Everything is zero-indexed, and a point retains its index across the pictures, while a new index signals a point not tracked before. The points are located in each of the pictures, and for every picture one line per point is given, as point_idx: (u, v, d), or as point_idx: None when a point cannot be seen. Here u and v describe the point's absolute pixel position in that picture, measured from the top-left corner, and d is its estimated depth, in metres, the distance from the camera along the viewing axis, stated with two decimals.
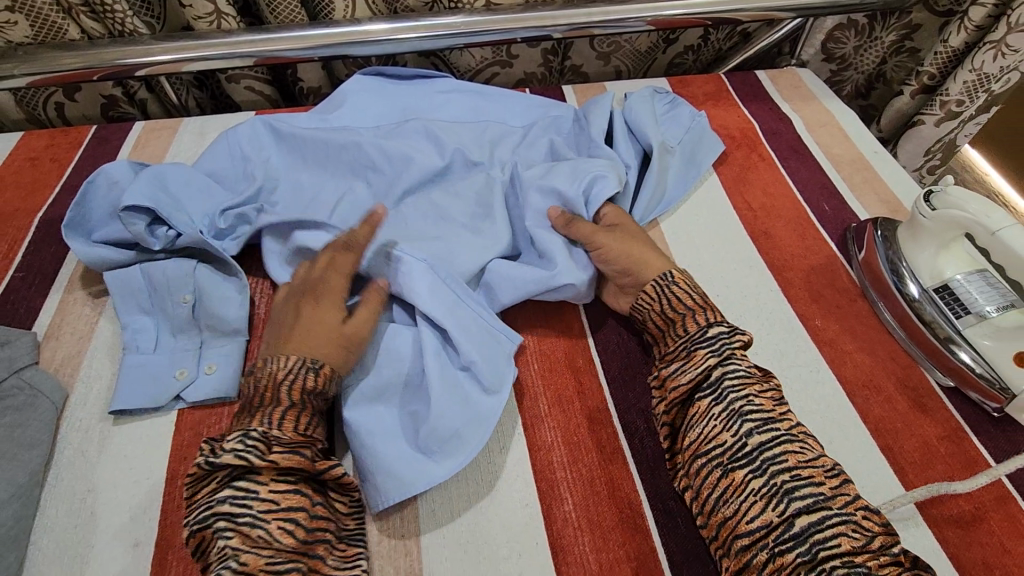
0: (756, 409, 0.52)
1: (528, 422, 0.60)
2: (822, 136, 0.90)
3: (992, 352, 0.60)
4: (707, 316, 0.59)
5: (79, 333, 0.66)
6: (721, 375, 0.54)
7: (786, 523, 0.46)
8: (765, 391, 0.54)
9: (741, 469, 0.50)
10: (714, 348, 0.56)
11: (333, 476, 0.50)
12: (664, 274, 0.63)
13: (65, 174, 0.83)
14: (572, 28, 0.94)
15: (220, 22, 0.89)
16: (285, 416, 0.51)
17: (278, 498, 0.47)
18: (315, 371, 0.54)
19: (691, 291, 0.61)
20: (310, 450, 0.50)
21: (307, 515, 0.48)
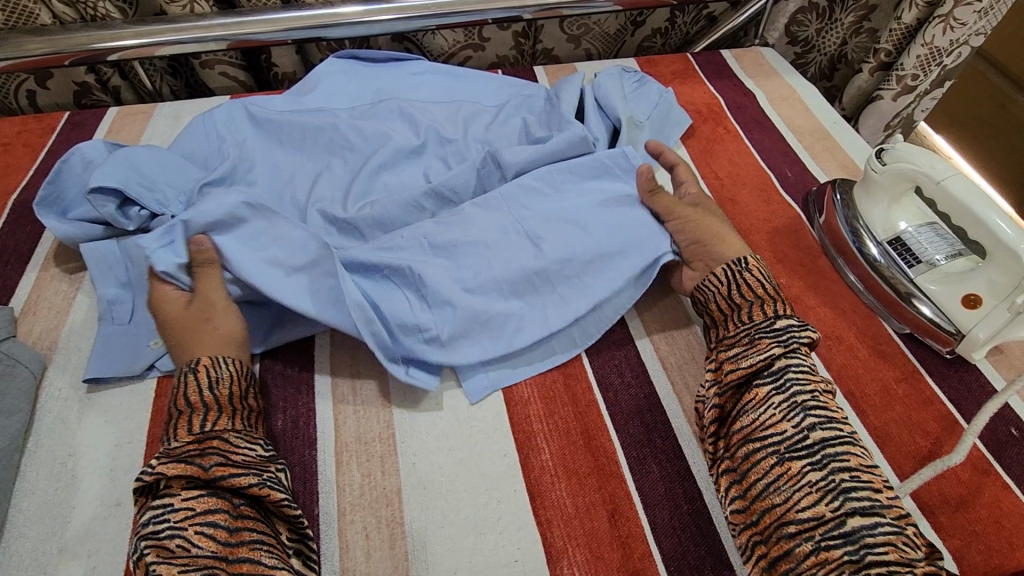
0: (820, 406, 0.51)
1: (505, 378, 0.61)
2: (784, 110, 0.93)
3: (943, 298, 0.63)
4: (774, 306, 0.57)
5: (57, 307, 0.66)
6: (786, 365, 0.53)
7: (837, 520, 0.45)
8: (830, 390, 0.53)
9: (800, 460, 0.48)
10: (780, 339, 0.54)
11: (241, 482, 0.47)
12: (739, 259, 0.61)
13: (39, 158, 0.83)
14: (541, 9, 0.96)
15: (193, 6, 0.90)
16: (177, 428, 0.49)
17: (192, 504, 0.45)
18: (200, 373, 0.52)
19: (763, 279, 0.60)
20: (207, 452, 0.48)
21: (227, 518, 0.46)
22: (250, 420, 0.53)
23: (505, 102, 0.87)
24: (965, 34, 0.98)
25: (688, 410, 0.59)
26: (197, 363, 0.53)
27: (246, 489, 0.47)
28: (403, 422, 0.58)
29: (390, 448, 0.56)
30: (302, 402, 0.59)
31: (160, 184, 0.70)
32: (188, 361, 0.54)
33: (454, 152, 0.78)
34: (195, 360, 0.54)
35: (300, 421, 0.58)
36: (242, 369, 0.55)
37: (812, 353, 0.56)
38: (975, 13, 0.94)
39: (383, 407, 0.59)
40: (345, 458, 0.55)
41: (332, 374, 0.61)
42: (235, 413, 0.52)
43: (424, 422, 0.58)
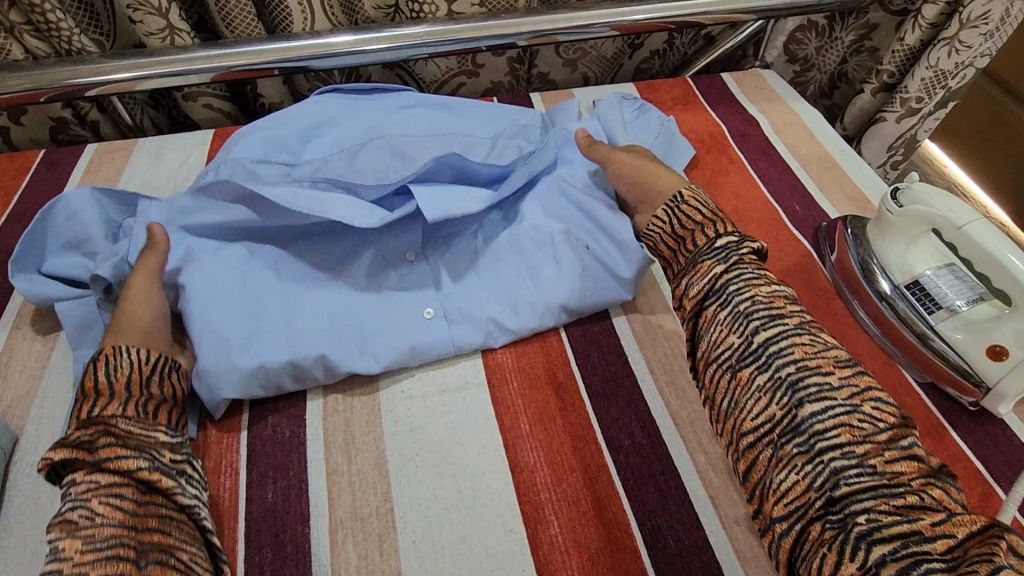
0: (765, 309, 0.52)
1: (509, 441, 0.58)
2: (789, 137, 0.90)
3: (966, 346, 0.60)
4: (717, 226, 0.58)
5: (29, 371, 0.62)
6: (759, 339, 0.50)
7: (788, 414, 0.47)
8: (775, 290, 0.53)
9: (748, 368, 0.50)
10: (717, 256, 0.56)
11: (156, 488, 0.46)
12: (674, 195, 0.62)
13: (12, 202, 0.79)
14: (537, 36, 0.93)
15: (173, 38, 0.86)
16: (83, 410, 0.49)
17: (97, 503, 0.44)
18: (114, 363, 0.52)
19: (699, 204, 0.60)
20: (113, 448, 0.46)
21: (136, 530, 0.43)
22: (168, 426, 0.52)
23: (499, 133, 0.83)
24: (971, 56, 0.96)
25: (704, 472, 0.56)
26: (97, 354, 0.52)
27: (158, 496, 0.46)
28: (402, 494, 0.54)
29: (389, 524, 0.52)
30: (294, 472, 0.56)
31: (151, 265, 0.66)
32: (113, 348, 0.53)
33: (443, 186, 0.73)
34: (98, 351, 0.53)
35: (292, 494, 0.54)
36: (147, 358, 0.53)
37: (759, 262, 0.56)
38: (981, 36, 0.92)
39: (380, 478, 0.55)
40: (340, 537, 0.52)
41: (326, 440, 0.58)
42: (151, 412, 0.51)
43: (423, 492, 0.54)
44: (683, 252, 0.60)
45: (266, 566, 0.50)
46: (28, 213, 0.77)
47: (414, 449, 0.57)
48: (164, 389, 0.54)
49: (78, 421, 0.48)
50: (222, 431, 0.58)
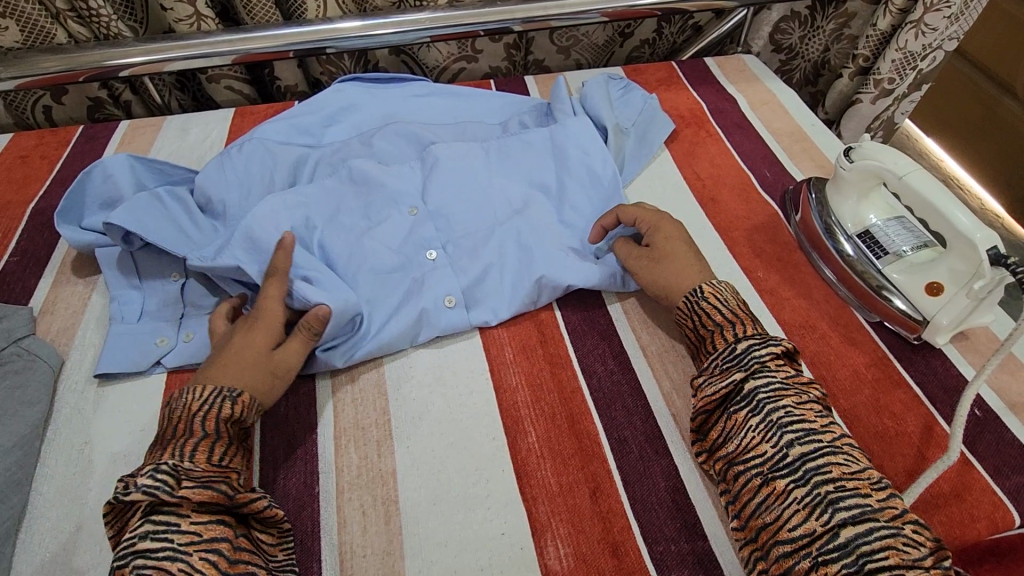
0: (797, 420, 0.52)
1: (495, 366, 0.65)
2: (764, 113, 0.97)
3: (909, 287, 0.66)
4: (737, 329, 0.59)
5: (73, 307, 0.70)
6: (753, 388, 0.55)
7: (830, 533, 0.46)
8: (804, 401, 0.54)
9: (783, 479, 0.50)
10: (741, 363, 0.56)
11: (256, 508, 0.49)
12: (694, 289, 0.63)
13: (56, 169, 0.88)
14: (530, 22, 1.01)
15: (199, 24, 0.95)
16: (197, 451, 0.50)
17: (200, 529, 0.46)
18: (235, 401, 0.54)
19: (721, 303, 0.61)
20: (223, 480, 0.49)
21: (230, 547, 0.47)
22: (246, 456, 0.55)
23: (507, 120, 0.90)
24: (937, 39, 1.02)
25: (668, 394, 0.63)
26: (235, 394, 0.54)
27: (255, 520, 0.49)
28: (398, 408, 0.61)
29: (386, 433, 0.60)
30: (303, 389, 0.63)
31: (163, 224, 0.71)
32: (224, 385, 0.55)
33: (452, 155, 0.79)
34: (236, 388, 0.55)
35: (301, 407, 0.62)
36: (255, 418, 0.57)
37: (783, 367, 0.57)
38: (945, 19, 0.98)
39: (379, 395, 0.63)
40: (344, 441, 0.59)
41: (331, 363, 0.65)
42: (236, 450, 0.54)
43: (417, 407, 0.62)
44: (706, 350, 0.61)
45: (279, 464, 0.58)
46: (70, 178, 0.86)
47: (409, 371, 0.64)
48: (246, 443, 0.57)
49: (204, 460, 0.50)
50: None
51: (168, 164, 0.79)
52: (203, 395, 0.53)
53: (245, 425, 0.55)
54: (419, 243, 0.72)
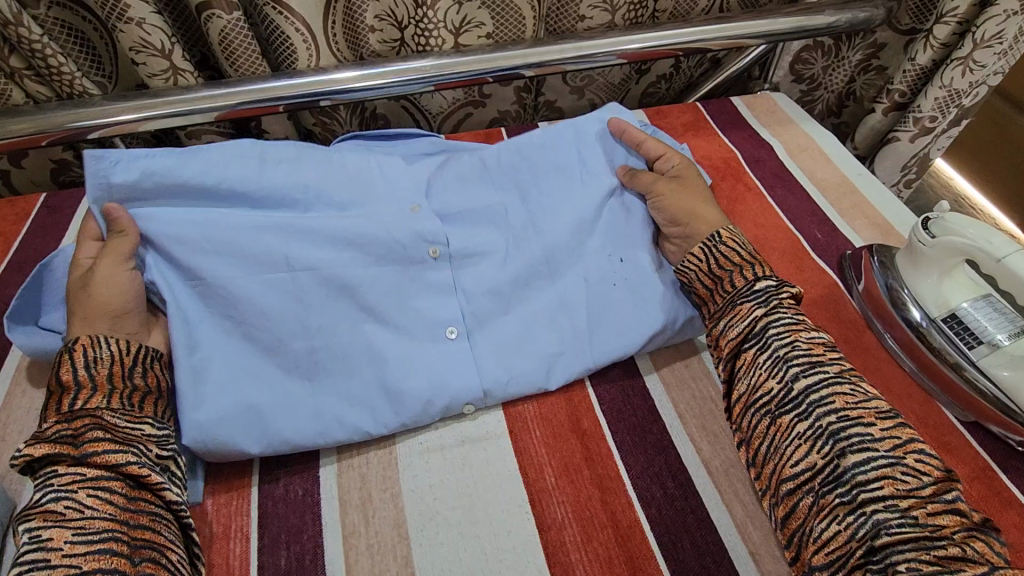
0: (805, 354, 0.53)
1: (535, 497, 0.54)
2: (805, 162, 0.89)
3: (1014, 386, 0.57)
4: (755, 269, 0.60)
5: (29, 432, 0.60)
6: (765, 325, 0.56)
7: (830, 464, 0.47)
8: (814, 337, 0.55)
9: (789, 414, 0.51)
10: (760, 300, 0.58)
11: (118, 457, 0.47)
12: (710, 234, 0.65)
13: (13, 249, 0.77)
14: (542, 65, 0.92)
15: (176, 78, 0.84)
16: (50, 406, 0.49)
17: (75, 477, 0.46)
18: (73, 352, 0.51)
19: (737, 246, 0.62)
20: (84, 427, 0.48)
21: (123, 487, 0.47)
22: (137, 396, 0.52)
23: None
24: (984, 75, 0.95)
25: (743, 525, 0.53)
26: (75, 343, 0.52)
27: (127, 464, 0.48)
28: (423, 557, 0.51)
29: None
30: (307, 535, 0.53)
31: None
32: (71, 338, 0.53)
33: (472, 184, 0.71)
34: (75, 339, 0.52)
35: (306, 559, 0.51)
36: (128, 349, 0.54)
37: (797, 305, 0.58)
38: (995, 55, 0.91)
39: (400, 539, 0.52)
40: None
41: (341, 498, 0.55)
42: (116, 389, 0.51)
43: (445, 554, 0.51)
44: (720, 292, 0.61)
45: None
46: (29, 261, 0.76)
47: (433, 507, 0.54)
48: (148, 379, 0.54)
49: (54, 415, 0.49)
50: (231, 493, 0.56)
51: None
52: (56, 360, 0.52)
53: (121, 368, 0.52)
54: (437, 319, 0.63)
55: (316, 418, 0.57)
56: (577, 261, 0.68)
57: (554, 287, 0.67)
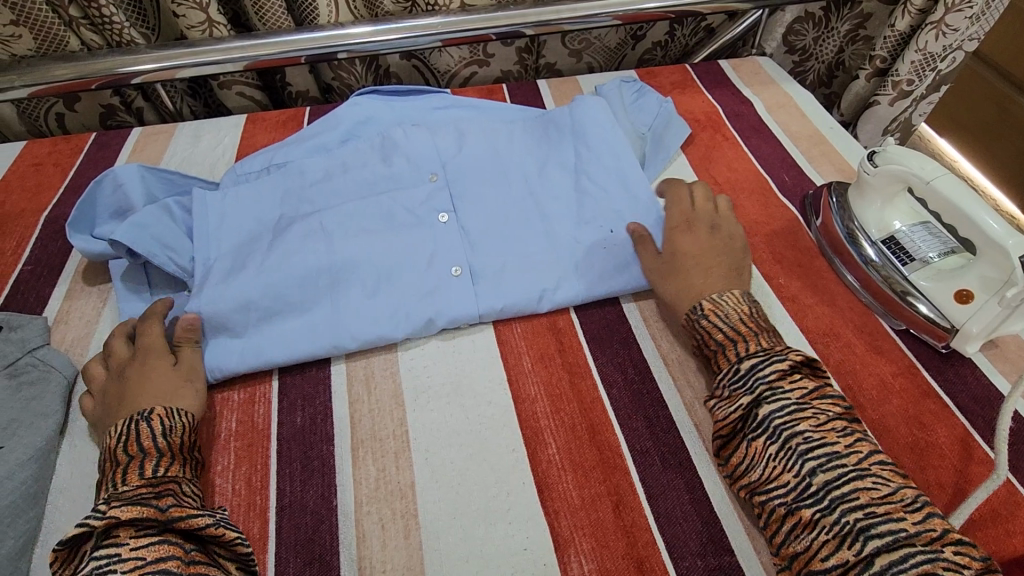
0: (818, 445, 0.49)
1: (513, 377, 0.64)
2: (782, 117, 0.96)
3: (936, 294, 0.64)
4: (740, 347, 0.57)
5: (87, 317, 0.71)
6: (765, 413, 0.52)
7: (863, 563, 0.44)
8: (825, 421, 0.51)
9: (808, 509, 0.48)
10: (747, 385, 0.55)
11: (198, 523, 0.49)
12: (695, 305, 0.63)
13: (69, 176, 0.88)
14: (542, 24, 1.00)
15: (212, 30, 0.94)
16: (127, 473, 0.51)
17: (146, 551, 0.46)
18: (149, 421, 0.55)
19: (719, 321, 0.60)
20: (160, 496, 0.50)
21: (181, 563, 0.46)
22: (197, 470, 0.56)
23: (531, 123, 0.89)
24: (957, 40, 1.01)
25: (690, 405, 0.62)
26: (149, 414, 0.56)
27: (202, 530, 0.49)
28: (414, 419, 0.61)
29: (404, 445, 0.59)
30: (319, 400, 0.63)
31: (182, 246, 0.74)
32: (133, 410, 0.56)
33: (471, 158, 0.84)
34: (148, 410, 0.56)
35: (317, 418, 0.61)
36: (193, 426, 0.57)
37: (799, 383, 0.54)
38: (966, 19, 0.97)
39: (396, 406, 0.62)
40: (361, 453, 0.58)
41: (348, 374, 0.65)
42: (181, 462, 0.54)
43: (433, 418, 0.61)
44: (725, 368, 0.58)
45: (295, 477, 0.57)
46: (83, 186, 0.86)
47: (426, 383, 0.64)
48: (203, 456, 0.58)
49: (136, 479, 0.51)
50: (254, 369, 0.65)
51: (176, 174, 0.80)
52: (121, 428, 0.55)
53: (187, 440, 0.56)
54: (439, 257, 0.74)
55: (333, 328, 0.67)
56: (567, 219, 0.77)
57: (539, 233, 0.76)
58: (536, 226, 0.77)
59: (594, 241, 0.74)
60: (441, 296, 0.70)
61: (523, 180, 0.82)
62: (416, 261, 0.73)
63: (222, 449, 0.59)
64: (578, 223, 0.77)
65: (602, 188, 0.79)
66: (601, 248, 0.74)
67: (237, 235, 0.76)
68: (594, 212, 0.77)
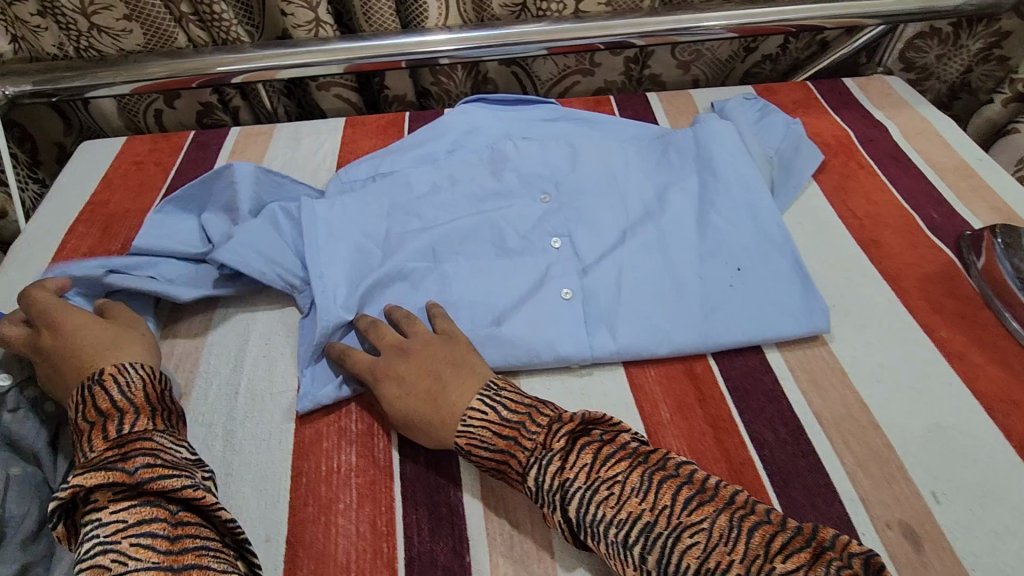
0: (625, 526, 0.46)
1: (652, 428, 0.58)
2: (921, 144, 0.87)
3: None
4: (513, 460, 0.51)
5: (196, 329, 0.69)
6: (572, 513, 0.47)
7: None
8: (592, 496, 0.47)
9: None
10: (546, 500, 0.48)
11: (175, 485, 0.45)
12: (486, 385, 0.55)
13: (170, 176, 0.86)
14: (658, 34, 0.94)
15: (318, 30, 0.91)
16: (92, 438, 0.47)
17: (124, 516, 0.43)
18: (99, 384, 0.50)
19: (480, 442, 0.52)
20: (127, 455, 0.45)
21: (167, 527, 0.43)
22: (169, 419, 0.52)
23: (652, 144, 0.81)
24: None
25: (853, 473, 0.55)
26: (100, 376, 0.51)
27: (181, 493, 0.45)
28: None
29: None
30: None
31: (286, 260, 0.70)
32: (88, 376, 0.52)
33: (588, 177, 0.77)
34: (98, 372, 0.51)
35: (442, 460, 0.57)
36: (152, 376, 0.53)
37: (558, 473, 0.48)
38: None
39: None
40: (492, 504, 0.54)
41: None
42: (150, 413, 0.50)
43: None
44: (509, 472, 0.52)
45: (423, 524, 0.53)
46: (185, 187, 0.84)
47: None
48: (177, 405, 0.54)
49: (102, 443, 0.47)
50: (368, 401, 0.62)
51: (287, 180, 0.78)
52: (75, 398, 0.50)
53: (152, 392, 0.52)
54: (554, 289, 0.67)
55: None
56: (694, 254, 0.70)
57: (663, 267, 0.69)
58: (660, 258, 0.70)
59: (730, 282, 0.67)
60: (561, 335, 0.64)
61: (644, 206, 0.75)
62: (532, 293, 0.67)
63: (342, 484, 0.56)
64: (705, 260, 0.69)
65: (734, 221, 0.72)
66: (736, 291, 0.66)
67: (346, 248, 0.71)
68: (724, 249, 0.70)
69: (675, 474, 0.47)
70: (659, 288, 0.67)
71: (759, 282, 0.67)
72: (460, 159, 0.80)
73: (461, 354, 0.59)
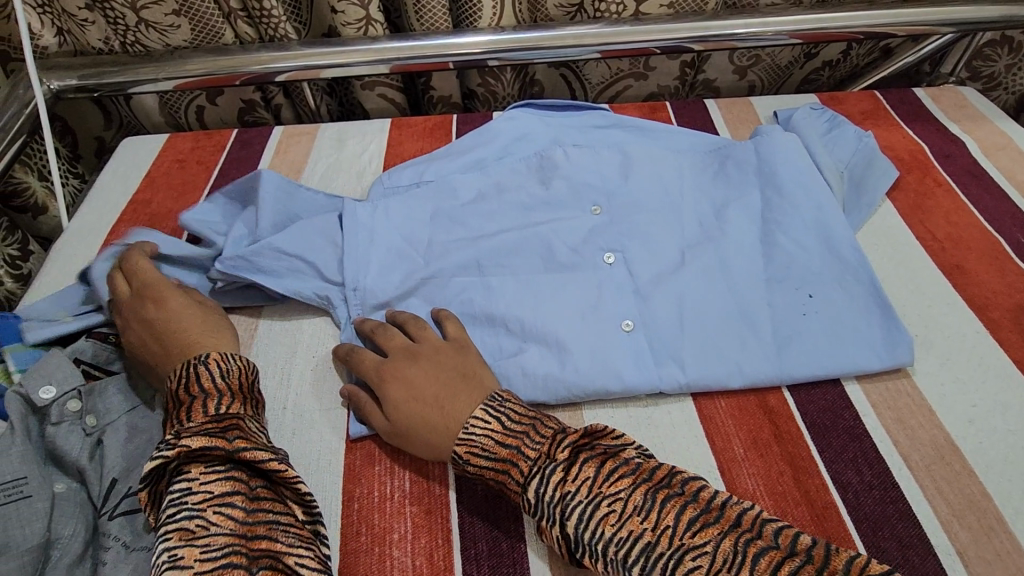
0: (627, 545, 0.42)
1: (725, 465, 0.55)
2: (1002, 161, 0.82)
3: None
4: (514, 474, 0.48)
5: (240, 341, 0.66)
6: (573, 530, 0.44)
7: None
8: (592, 513, 0.44)
9: None
10: (546, 515, 0.45)
11: (257, 457, 0.46)
12: (491, 395, 0.52)
13: (213, 177, 0.84)
14: (720, 39, 0.90)
15: (367, 28, 0.87)
16: (189, 412, 0.49)
17: (210, 487, 0.44)
18: (205, 365, 0.52)
19: (482, 451, 0.49)
20: (225, 428, 0.48)
21: (244, 499, 0.45)
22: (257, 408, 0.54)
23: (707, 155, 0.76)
24: None
25: (948, 523, 0.51)
26: (205, 358, 0.53)
27: (267, 466, 0.47)
28: None
29: None
30: None
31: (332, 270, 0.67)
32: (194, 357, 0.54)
33: (640, 188, 0.72)
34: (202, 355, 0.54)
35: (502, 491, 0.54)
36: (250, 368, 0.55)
37: (563, 484, 0.45)
38: None
39: None
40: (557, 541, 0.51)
41: None
42: (243, 400, 0.52)
43: None
44: (508, 484, 0.48)
45: (483, 561, 0.50)
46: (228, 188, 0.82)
47: None
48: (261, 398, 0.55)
49: (200, 416, 0.49)
50: None
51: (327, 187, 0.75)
52: (177, 371, 0.52)
53: (246, 380, 0.54)
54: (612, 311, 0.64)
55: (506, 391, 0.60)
56: (761, 279, 0.65)
57: (727, 292, 0.65)
58: (723, 281, 0.65)
59: (800, 309, 0.63)
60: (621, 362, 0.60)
61: (703, 222, 0.70)
62: (587, 315, 0.63)
63: (396, 513, 0.53)
64: (770, 285, 0.65)
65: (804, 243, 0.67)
66: (808, 321, 0.62)
67: (389, 259, 0.68)
68: (792, 274, 0.65)
69: (681, 492, 0.44)
70: (722, 314, 0.63)
71: (835, 310, 0.63)
72: (504, 164, 0.75)
73: (467, 363, 0.56)
